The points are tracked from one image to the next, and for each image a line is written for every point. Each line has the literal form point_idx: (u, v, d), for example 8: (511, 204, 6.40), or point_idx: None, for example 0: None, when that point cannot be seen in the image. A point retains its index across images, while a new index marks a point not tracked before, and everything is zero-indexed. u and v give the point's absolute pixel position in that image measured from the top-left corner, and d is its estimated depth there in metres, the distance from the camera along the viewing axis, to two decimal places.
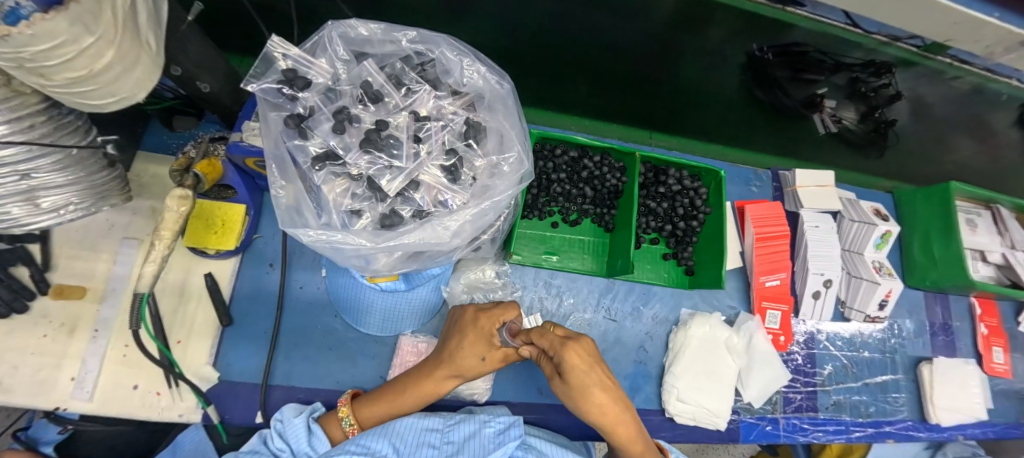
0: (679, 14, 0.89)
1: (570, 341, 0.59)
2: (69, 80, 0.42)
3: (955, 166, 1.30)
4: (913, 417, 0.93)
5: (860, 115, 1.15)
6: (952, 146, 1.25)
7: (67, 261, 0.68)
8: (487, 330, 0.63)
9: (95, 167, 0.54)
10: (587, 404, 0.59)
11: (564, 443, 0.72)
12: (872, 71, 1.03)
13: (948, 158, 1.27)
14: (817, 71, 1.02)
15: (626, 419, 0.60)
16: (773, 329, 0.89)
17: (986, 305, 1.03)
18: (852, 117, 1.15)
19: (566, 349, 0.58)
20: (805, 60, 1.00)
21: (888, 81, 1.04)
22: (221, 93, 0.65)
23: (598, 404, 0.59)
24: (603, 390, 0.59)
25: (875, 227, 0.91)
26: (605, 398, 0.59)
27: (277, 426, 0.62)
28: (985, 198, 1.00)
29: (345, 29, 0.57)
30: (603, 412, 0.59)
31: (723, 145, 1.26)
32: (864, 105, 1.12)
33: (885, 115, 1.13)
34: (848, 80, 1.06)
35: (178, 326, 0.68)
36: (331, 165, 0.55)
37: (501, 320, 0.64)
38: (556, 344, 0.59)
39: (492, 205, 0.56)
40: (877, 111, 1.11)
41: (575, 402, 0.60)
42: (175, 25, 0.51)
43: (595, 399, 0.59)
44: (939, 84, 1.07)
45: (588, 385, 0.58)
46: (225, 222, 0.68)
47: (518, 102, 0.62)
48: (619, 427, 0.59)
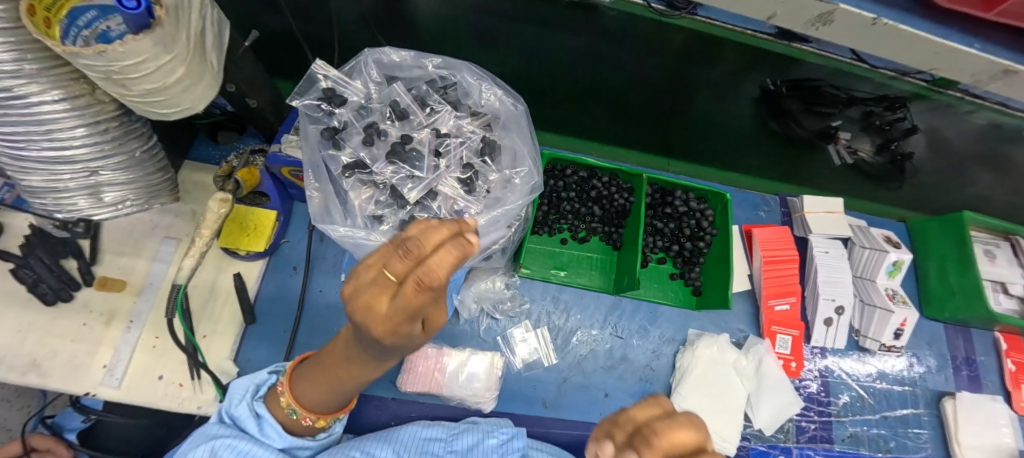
0: (690, 49, 0.93)
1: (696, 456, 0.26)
2: (146, 91, 0.49)
3: (977, 199, 1.28)
4: (937, 456, 0.89)
5: (875, 146, 1.14)
6: (970, 178, 1.24)
7: (113, 257, 0.74)
8: (385, 271, 0.30)
9: (153, 169, 0.61)
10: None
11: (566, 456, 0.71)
12: (886, 105, 1.01)
13: (967, 191, 1.26)
14: (829, 104, 1.02)
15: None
16: (783, 354, 0.88)
17: (1013, 340, 0.99)
18: (867, 148, 1.15)
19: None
20: (820, 94, 1.01)
21: (903, 115, 1.03)
22: (265, 110, 0.72)
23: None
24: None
25: (886, 254, 0.91)
26: None
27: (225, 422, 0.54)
28: (1003, 229, 0.99)
29: (379, 55, 0.63)
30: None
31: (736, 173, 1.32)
32: (880, 136, 1.11)
33: (902, 147, 1.13)
34: (862, 113, 1.06)
35: (205, 321, 0.72)
36: (359, 173, 0.61)
37: (422, 252, 0.29)
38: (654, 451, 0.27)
39: (503, 213, 0.61)
40: (893, 143, 1.10)
41: None
42: (233, 49, 0.59)
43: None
44: (955, 118, 1.04)
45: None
46: (257, 226, 0.74)
47: (530, 121, 0.67)
48: None
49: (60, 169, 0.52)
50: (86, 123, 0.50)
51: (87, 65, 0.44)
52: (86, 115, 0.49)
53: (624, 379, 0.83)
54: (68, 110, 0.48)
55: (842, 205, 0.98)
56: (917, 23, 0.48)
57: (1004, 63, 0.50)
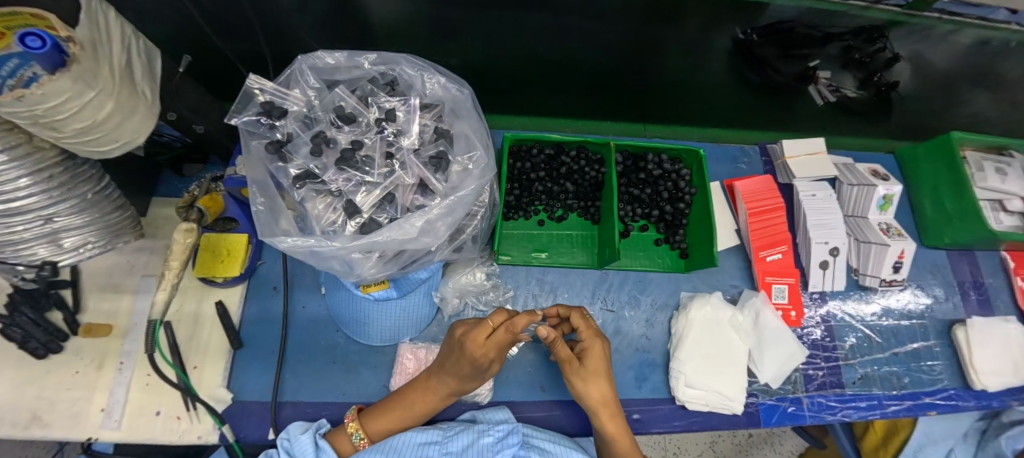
0: (653, 9, 0.90)
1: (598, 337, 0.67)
2: (78, 131, 0.48)
3: (970, 118, 1.24)
4: (955, 386, 0.86)
5: (858, 82, 1.12)
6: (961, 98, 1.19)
7: (95, 302, 0.75)
8: (466, 344, 0.59)
9: (110, 209, 0.61)
10: (599, 385, 0.65)
11: (573, 445, 0.69)
12: (864, 38, 0.99)
13: (959, 113, 1.21)
14: (806, 45, 1.00)
15: (620, 416, 0.65)
16: (781, 304, 0.86)
17: (1021, 257, 0.96)
18: (850, 84, 1.12)
19: (595, 340, 0.67)
20: (793, 38, 0.98)
21: (883, 45, 1.00)
22: (215, 134, 0.71)
23: (608, 394, 0.65)
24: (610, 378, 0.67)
25: (875, 188, 0.88)
26: (611, 388, 0.66)
27: (284, 445, 0.62)
28: (998, 144, 0.95)
29: (314, 61, 0.63)
30: (605, 401, 0.65)
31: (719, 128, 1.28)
32: (862, 71, 1.09)
33: (886, 78, 1.09)
34: (840, 49, 1.03)
35: (193, 352, 0.73)
36: (311, 183, 0.59)
37: (487, 333, 0.60)
38: (586, 333, 0.67)
39: (459, 200, 0.58)
40: (875, 75, 1.08)
41: (585, 384, 0.65)
42: (168, 77, 0.59)
43: (605, 389, 0.65)
44: (938, 41, 1.00)
45: (600, 375, 0.66)
46: (230, 251, 0.74)
47: (478, 105, 0.66)
48: (613, 419, 0.64)
49: (14, 221, 0.52)
50: (30, 171, 0.50)
51: (10, 112, 0.43)
52: (28, 165, 0.49)
53: (620, 352, 0.82)
54: (8, 162, 0.47)
55: (823, 145, 0.95)
56: None
57: None
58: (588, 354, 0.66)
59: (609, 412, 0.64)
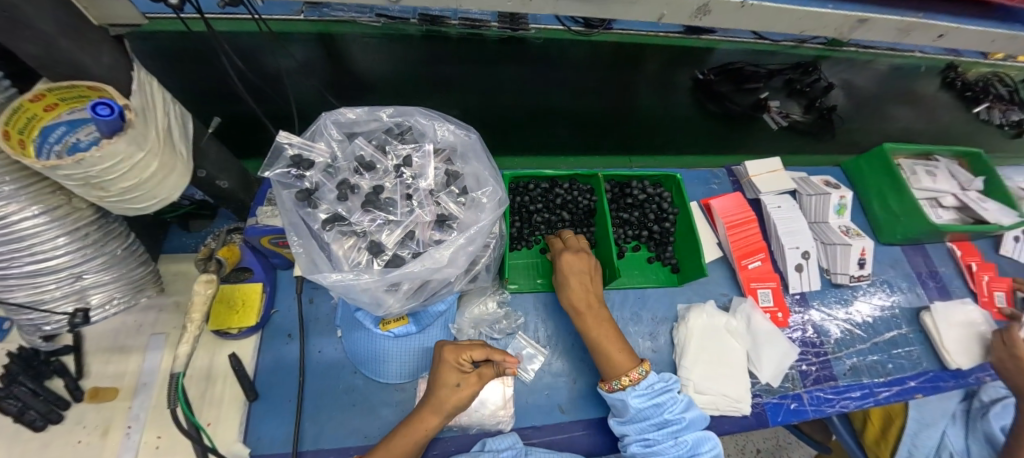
0: (621, 56, 1.09)
1: (572, 246, 0.81)
2: (123, 189, 0.52)
3: None
4: (933, 367, 0.94)
5: (803, 108, 1.24)
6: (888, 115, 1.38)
7: (100, 366, 0.73)
8: (451, 361, 0.66)
9: (135, 264, 0.63)
10: (571, 288, 0.77)
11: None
12: (801, 71, 1.20)
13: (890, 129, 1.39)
14: (755, 80, 1.18)
15: (596, 310, 0.76)
16: (768, 307, 0.93)
17: (964, 246, 1.09)
18: (798, 111, 1.23)
19: (568, 249, 0.80)
20: (742, 74, 1.17)
21: (817, 75, 1.19)
22: (234, 189, 0.75)
23: (584, 294, 0.77)
24: (587, 287, 0.77)
25: (829, 196, 1.00)
26: (589, 288, 0.77)
27: None
28: (925, 152, 1.10)
29: (336, 116, 0.69)
30: (580, 300, 0.76)
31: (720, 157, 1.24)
32: (804, 98, 1.23)
33: (826, 103, 1.22)
34: (784, 81, 1.22)
35: (207, 409, 0.71)
36: (339, 225, 0.64)
37: (469, 355, 0.67)
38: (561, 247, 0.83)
39: (478, 231, 0.64)
40: (817, 100, 1.22)
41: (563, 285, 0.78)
42: (197, 138, 0.63)
43: (582, 294, 0.76)
44: (860, 69, 1.26)
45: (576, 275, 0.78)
46: (245, 300, 0.75)
47: (485, 147, 0.73)
48: (588, 312, 0.75)
49: (45, 280, 0.54)
50: (67, 230, 0.52)
51: (65, 175, 0.47)
52: (67, 224, 0.52)
53: None
54: (47, 222, 0.50)
55: (780, 163, 1.08)
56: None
57: (852, 14, 0.61)
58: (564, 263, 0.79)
59: (589, 313, 0.75)
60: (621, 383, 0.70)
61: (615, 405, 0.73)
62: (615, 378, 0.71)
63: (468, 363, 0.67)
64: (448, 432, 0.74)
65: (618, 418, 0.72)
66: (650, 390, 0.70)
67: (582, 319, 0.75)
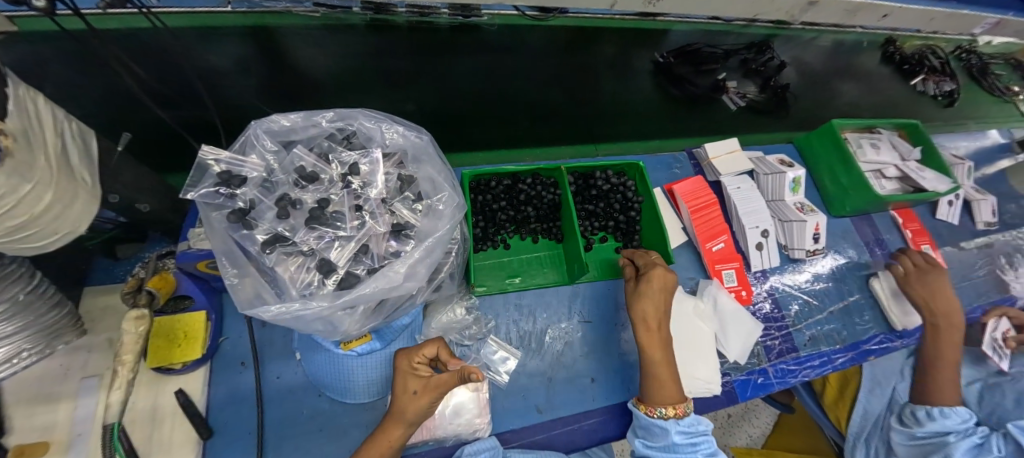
0: (575, 39, 1.07)
1: (655, 261, 0.81)
2: (11, 228, 0.44)
3: None
4: (882, 330, 1.00)
5: (759, 87, 1.25)
6: None
7: (23, 419, 0.65)
8: (405, 366, 0.63)
9: (46, 308, 0.55)
10: (646, 304, 0.75)
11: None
12: (755, 51, 1.22)
13: None
14: (712, 61, 1.18)
15: (663, 328, 0.75)
16: (733, 287, 0.96)
17: (905, 213, 1.16)
18: (753, 90, 1.25)
19: (651, 264, 0.80)
20: (699, 55, 1.17)
21: (771, 55, 1.21)
22: (161, 210, 0.68)
23: (653, 311, 0.75)
24: (664, 308, 0.76)
25: (784, 174, 1.03)
26: (661, 308, 0.76)
27: None
28: (868, 125, 1.15)
29: (268, 124, 0.63)
30: (646, 318, 0.75)
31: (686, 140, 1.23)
32: (759, 77, 1.25)
33: (778, 81, 1.24)
34: (739, 62, 1.23)
35: (155, 453, 0.65)
36: (281, 246, 0.59)
37: (422, 356, 0.64)
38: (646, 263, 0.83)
39: (436, 241, 0.60)
40: (771, 79, 1.24)
41: (636, 298, 0.77)
42: (105, 158, 0.55)
43: (652, 308, 0.75)
44: (806, 45, 1.31)
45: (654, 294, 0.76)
46: (187, 332, 0.68)
47: (439, 148, 0.69)
48: (653, 328, 0.74)
49: None
50: None
51: None
52: None
53: (604, 359, 0.86)
54: None
55: (737, 144, 1.09)
56: None
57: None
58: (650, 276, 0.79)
59: (650, 333, 0.74)
60: (665, 412, 0.70)
61: (646, 429, 0.71)
62: (659, 404, 0.71)
63: (422, 368, 0.63)
64: (424, 446, 0.72)
65: (646, 440, 0.71)
66: (690, 428, 0.70)
67: (642, 334, 0.74)
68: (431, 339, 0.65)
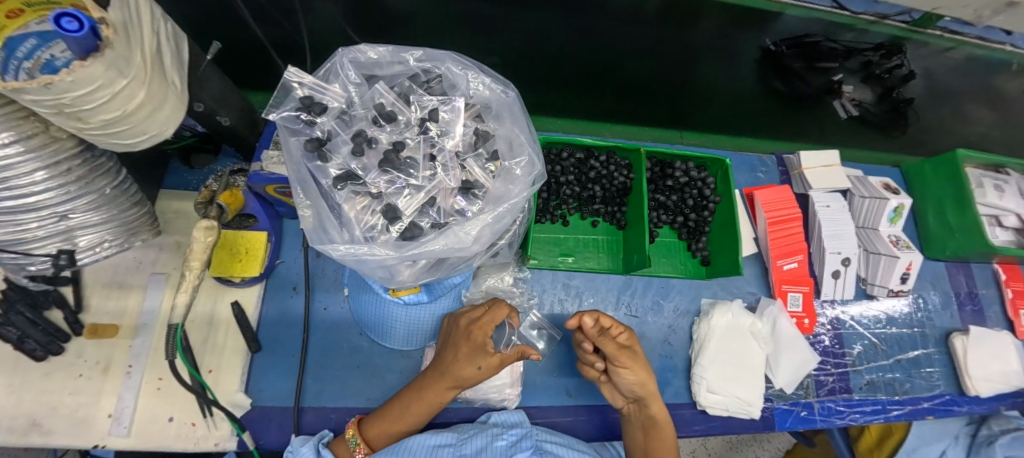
0: (670, 13, 0.90)
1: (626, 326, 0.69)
2: (105, 122, 0.45)
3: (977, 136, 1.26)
4: (950, 391, 0.91)
5: (876, 96, 1.12)
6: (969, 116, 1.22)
7: (99, 301, 0.70)
8: (479, 340, 0.61)
9: (128, 205, 0.57)
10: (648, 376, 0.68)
11: (586, 449, 0.70)
12: (883, 53, 1.02)
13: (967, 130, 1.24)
14: (830, 58, 1.01)
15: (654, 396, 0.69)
16: (796, 312, 0.88)
17: (1010, 270, 1.02)
18: (869, 98, 1.12)
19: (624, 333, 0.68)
20: (818, 50, 1.00)
21: (900, 61, 1.02)
22: (238, 127, 0.67)
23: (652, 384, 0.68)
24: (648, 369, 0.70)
25: (886, 201, 0.92)
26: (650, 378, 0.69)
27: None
28: (997, 163, 1.00)
29: (355, 54, 0.59)
30: (647, 390, 0.68)
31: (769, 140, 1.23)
32: (880, 86, 1.10)
33: (903, 94, 1.10)
34: (861, 64, 1.05)
35: (208, 355, 0.69)
36: (352, 184, 0.56)
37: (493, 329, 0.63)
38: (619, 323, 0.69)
39: (508, 208, 0.56)
40: (893, 91, 1.09)
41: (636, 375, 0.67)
42: (194, 66, 0.54)
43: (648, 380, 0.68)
44: (936, 57, 1.06)
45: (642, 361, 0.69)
46: (248, 249, 0.70)
47: (524, 107, 0.63)
48: (654, 400, 0.68)
49: (25, 218, 0.47)
50: (45, 164, 0.45)
51: (33, 99, 0.39)
52: (44, 157, 0.45)
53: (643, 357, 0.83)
54: (24, 153, 0.43)
55: (838, 157, 0.97)
56: None
57: None
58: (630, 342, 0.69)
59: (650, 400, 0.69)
60: None
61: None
62: None
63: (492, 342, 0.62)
64: (453, 404, 0.73)
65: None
66: None
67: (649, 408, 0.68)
68: (499, 309, 0.65)
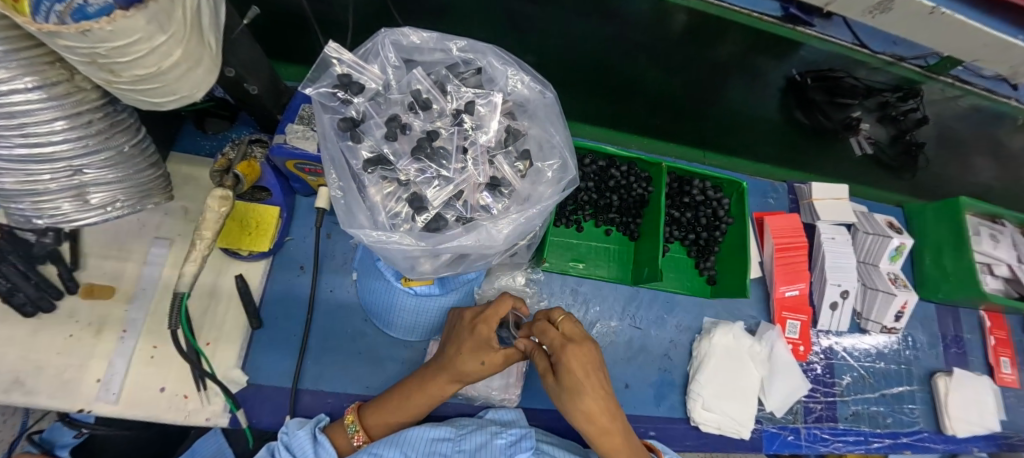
0: (697, 28, 0.90)
1: (571, 342, 0.54)
2: (136, 77, 0.42)
3: (976, 186, 1.30)
4: (928, 429, 0.94)
5: (890, 136, 1.15)
6: (972, 165, 1.25)
7: (97, 261, 0.67)
8: (484, 333, 0.58)
9: (144, 165, 0.54)
10: (589, 403, 0.53)
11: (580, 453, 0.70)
12: (901, 96, 1.05)
13: (967, 178, 1.28)
14: (851, 95, 1.01)
15: (619, 430, 0.55)
16: (792, 339, 0.90)
17: (995, 317, 1.06)
18: (883, 138, 1.15)
19: (566, 350, 0.54)
20: (840, 85, 1.01)
21: (917, 104, 1.06)
22: (264, 96, 0.65)
23: (598, 412, 0.54)
24: (606, 391, 0.54)
25: (889, 240, 0.94)
26: (604, 401, 0.54)
27: (282, 439, 0.59)
28: (994, 213, 1.03)
29: (397, 37, 0.58)
30: (594, 421, 0.54)
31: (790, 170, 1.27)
32: (894, 127, 1.13)
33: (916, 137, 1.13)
34: (877, 104, 1.08)
35: (207, 327, 0.67)
36: (382, 169, 0.55)
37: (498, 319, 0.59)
38: (556, 343, 0.55)
39: (538, 211, 0.56)
40: (907, 134, 1.12)
41: (567, 403, 0.54)
42: (230, 29, 0.52)
43: (598, 406, 0.53)
44: (943, 105, 1.09)
45: (582, 392, 0.53)
46: (259, 224, 0.68)
47: (561, 110, 0.62)
48: (605, 436, 0.54)
49: (37, 169, 0.45)
50: (66, 114, 0.43)
51: (66, 45, 0.37)
52: (66, 107, 0.43)
53: (643, 370, 0.83)
54: (44, 100, 0.41)
55: (847, 192, 0.99)
56: (968, 11, 0.48)
57: None
58: (559, 370, 0.54)
59: (607, 429, 0.54)
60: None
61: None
62: None
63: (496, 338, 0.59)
64: (453, 399, 0.73)
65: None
66: None
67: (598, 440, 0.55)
68: (502, 298, 0.59)
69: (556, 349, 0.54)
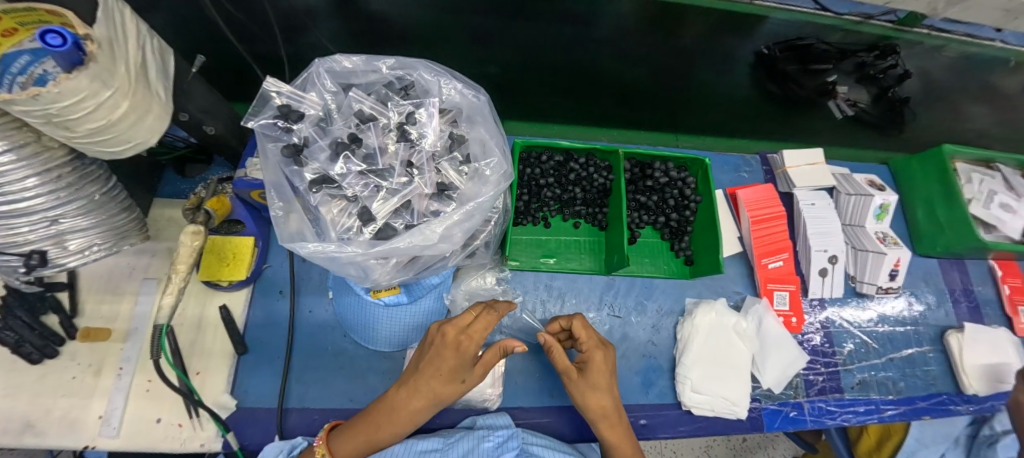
0: (655, 20, 0.91)
1: (603, 345, 0.64)
2: (91, 130, 0.47)
3: (972, 133, 1.25)
4: (947, 390, 0.89)
5: (872, 96, 1.12)
6: (963, 113, 1.20)
7: (93, 306, 0.73)
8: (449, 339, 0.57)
9: (117, 210, 0.60)
10: (603, 399, 0.61)
11: (571, 450, 0.70)
12: (878, 54, 1.00)
13: (959, 127, 1.23)
14: (824, 60, 1.00)
15: (623, 425, 0.62)
16: (783, 311, 0.87)
17: (1007, 266, 1.00)
18: (866, 99, 1.12)
19: (599, 352, 0.62)
20: (812, 52, 0.99)
21: (895, 61, 1.00)
22: (226, 135, 0.71)
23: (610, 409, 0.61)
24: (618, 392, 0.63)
25: (871, 198, 0.91)
26: (614, 401, 0.62)
27: None
28: (986, 158, 0.99)
29: (331, 64, 0.63)
30: (608, 416, 0.61)
31: (764, 140, 1.29)
32: (875, 86, 1.09)
33: (898, 93, 1.11)
34: (854, 65, 1.04)
35: (196, 357, 0.71)
36: (327, 187, 0.59)
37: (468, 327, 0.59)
38: (589, 344, 0.63)
39: (476, 206, 0.58)
40: (890, 91, 1.08)
41: (587, 398, 0.61)
42: (180, 76, 0.58)
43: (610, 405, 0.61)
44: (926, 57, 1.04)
45: (604, 389, 0.62)
46: (236, 254, 0.72)
47: (494, 111, 0.66)
48: (612, 429, 0.61)
49: (17, 222, 0.50)
50: (37, 171, 0.49)
51: (23, 110, 0.42)
52: (35, 165, 0.48)
53: (627, 358, 0.82)
54: (15, 160, 0.46)
55: (822, 155, 0.97)
56: None
57: None
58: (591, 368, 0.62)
59: (612, 425, 0.61)
60: None
61: None
62: None
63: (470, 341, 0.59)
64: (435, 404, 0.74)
65: None
66: None
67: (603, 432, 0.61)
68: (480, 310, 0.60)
69: (585, 347, 0.63)
